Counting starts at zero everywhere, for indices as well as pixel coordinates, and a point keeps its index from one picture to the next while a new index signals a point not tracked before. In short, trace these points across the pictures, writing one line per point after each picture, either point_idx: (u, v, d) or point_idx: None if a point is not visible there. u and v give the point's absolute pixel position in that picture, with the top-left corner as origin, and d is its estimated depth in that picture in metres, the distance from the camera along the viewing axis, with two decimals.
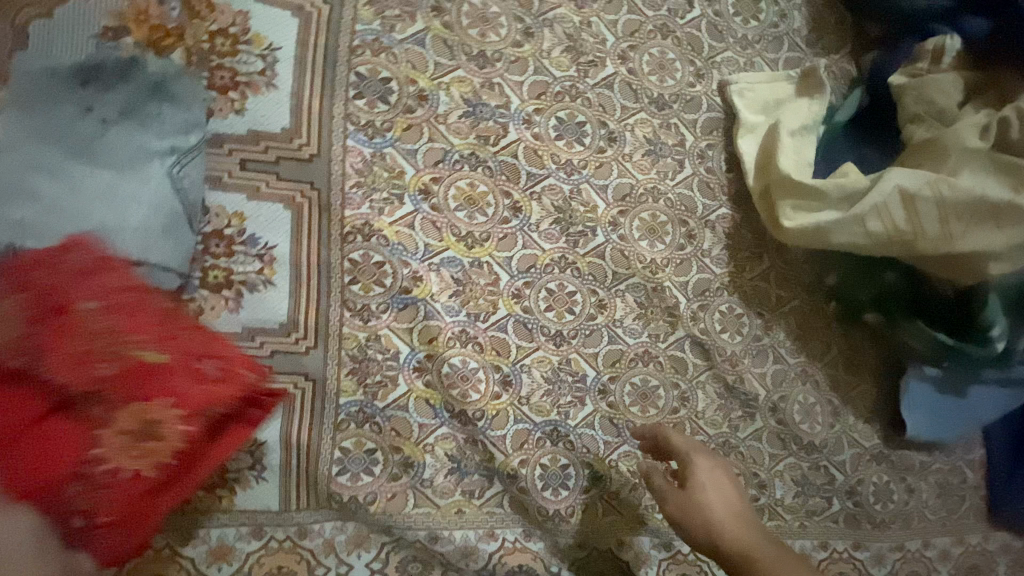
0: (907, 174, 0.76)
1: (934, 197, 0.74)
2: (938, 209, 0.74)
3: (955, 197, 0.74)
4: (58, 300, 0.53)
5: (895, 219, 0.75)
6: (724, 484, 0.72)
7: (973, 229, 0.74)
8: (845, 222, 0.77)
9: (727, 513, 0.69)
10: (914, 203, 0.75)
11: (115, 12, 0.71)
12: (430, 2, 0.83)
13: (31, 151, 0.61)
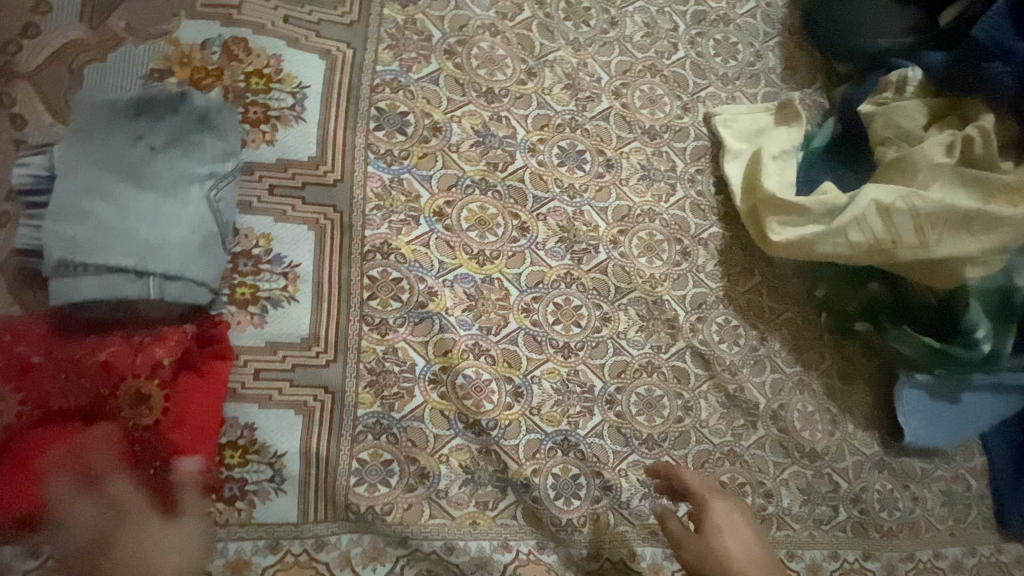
0: (882, 190, 0.83)
1: (908, 209, 0.80)
2: (913, 219, 0.80)
3: (930, 207, 0.80)
4: (20, 364, 0.67)
5: (874, 230, 0.81)
6: (741, 530, 0.72)
7: (949, 236, 0.79)
8: (828, 234, 0.83)
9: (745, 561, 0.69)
10: (889, 214, 0.81)
11: (161, 56, 0.78)
12: (443, 46, 0.91)
13: (86, 175, 0.67)
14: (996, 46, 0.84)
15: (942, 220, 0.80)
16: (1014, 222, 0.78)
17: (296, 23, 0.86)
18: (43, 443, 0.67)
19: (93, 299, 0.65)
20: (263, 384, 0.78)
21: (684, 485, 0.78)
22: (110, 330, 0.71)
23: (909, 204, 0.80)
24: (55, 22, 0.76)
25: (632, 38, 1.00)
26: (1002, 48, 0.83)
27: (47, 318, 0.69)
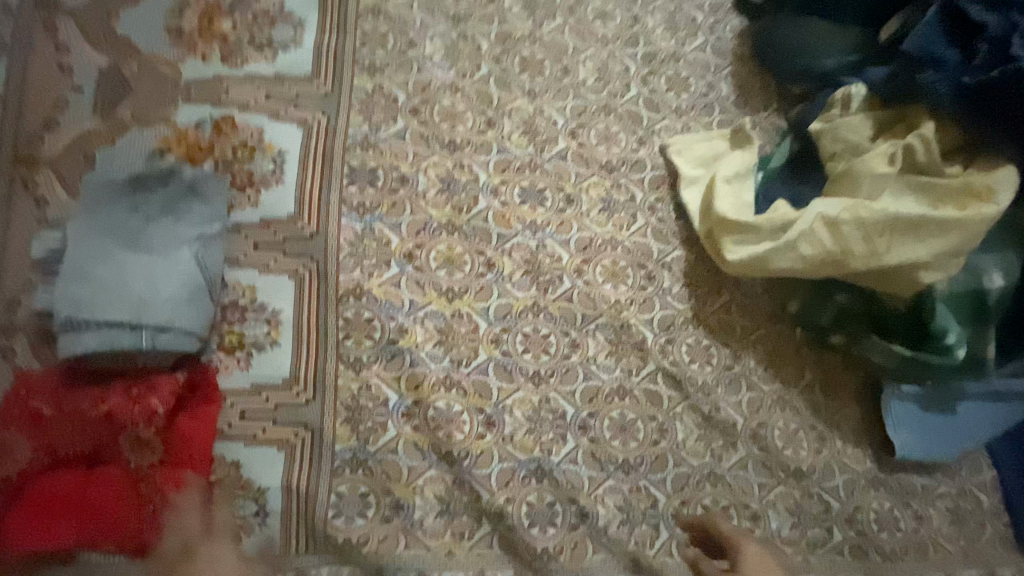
0: (829, 203, 0.84)
1: (855, 220, 0.81)
2: (861, 230, 0.81)
3: (876, 216, 0.81)
4: (33, 415, 0.75)
5: (824, 242, 0.83)
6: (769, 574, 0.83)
7: (898, 243, 0.80)
8: (779, 250, 0.85)
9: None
10: (837, 226, 0.82)
11: (161, 136, 0.90)
12: (408, 106, 1.00)
13: (91, 243, 0.77)
14: (929, 57, 0.84)
15: (889, 228, 0.80)
16: (960, 224, 0.78)
17: (276, 98, 0.96)
18: (58, 485, 0.74)
19: (94, 351, 0.74)
20: (248, 423, 0.84)
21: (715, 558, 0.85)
22: (110, 381, 0.78)
23: (855, 214, 0.81)
24: (72, 116, 0.88)
25: (586, 83, 1.07)
26: (935, 58, 0.83)
27: (54, 373, 0.77)
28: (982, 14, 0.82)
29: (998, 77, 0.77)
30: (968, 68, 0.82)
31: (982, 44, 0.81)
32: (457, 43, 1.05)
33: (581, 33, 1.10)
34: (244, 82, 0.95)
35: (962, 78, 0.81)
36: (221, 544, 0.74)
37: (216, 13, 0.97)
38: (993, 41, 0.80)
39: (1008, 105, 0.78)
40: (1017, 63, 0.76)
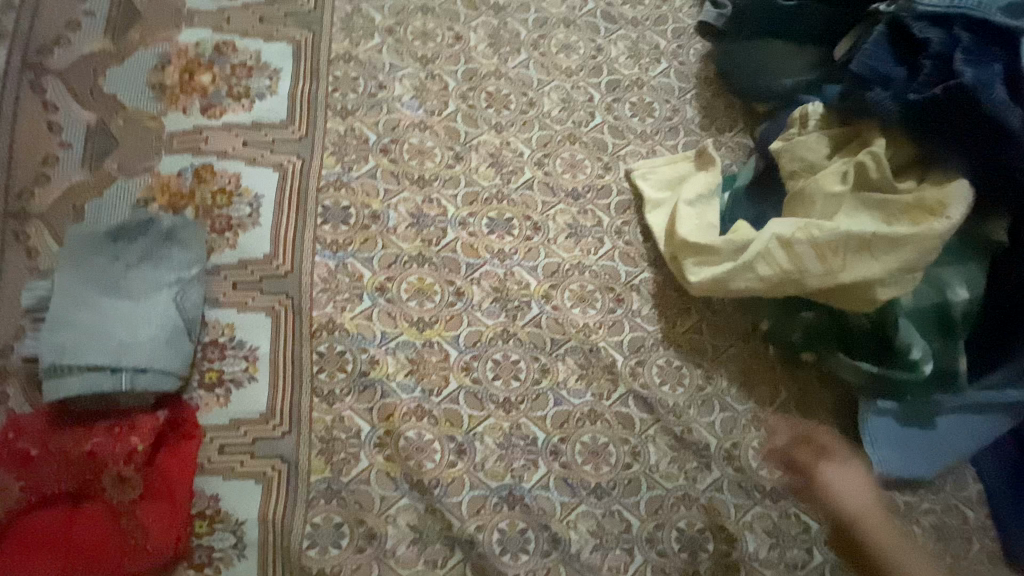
0: (783, 223, 0.85)
1: (808, 239, 0.82)
2: (815, 248, 0.82)
3: (828, 234, 0.81)
4: (22, 457, 0.79)
5: (780, 262, 0.84)
6: (858, 484, 0.83)
7: (852, 261, 0.81)
8: (737, 270, 0.86)
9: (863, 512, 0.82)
10: (791, 246, 0.83)
11: (145, 186, 0.96)
12: (379, 145, 1.05)
13: (75, 292, 0.83)
14: (876, 75, 0.86)
15: (842, 246, 0.81)
16: (913, 240, 0.79)
17: (253, 144, 1.01)
18: (44, 521, 0.78)
19: (78, 394, 0.79)
20: (227, 457, 0.87)
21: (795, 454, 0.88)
22: (95, 421, 0.83)
23: (808, 233, 0.82)
24: (61, 171, 0.95)
25: (551, 113, 1.11)
26: (881, 76, 0.86)
27: (43, 415, 0.82)
28: (925, 31, 0.84)
29: (941, 94, 0.79)
30: (913, 85, 0.83)
31: (926, 60, 0.82)
32: (426, 83, 1.09)
33: (545, 66, 1.14)
34: (222, 132, 1.01)
35: (909, 95, 0.83)
36: None
37: (196, 68, 1.04)
38: (937, 57, 0.82)
39: (953, 120, 0.79)
40: (958, 79, 0.77)
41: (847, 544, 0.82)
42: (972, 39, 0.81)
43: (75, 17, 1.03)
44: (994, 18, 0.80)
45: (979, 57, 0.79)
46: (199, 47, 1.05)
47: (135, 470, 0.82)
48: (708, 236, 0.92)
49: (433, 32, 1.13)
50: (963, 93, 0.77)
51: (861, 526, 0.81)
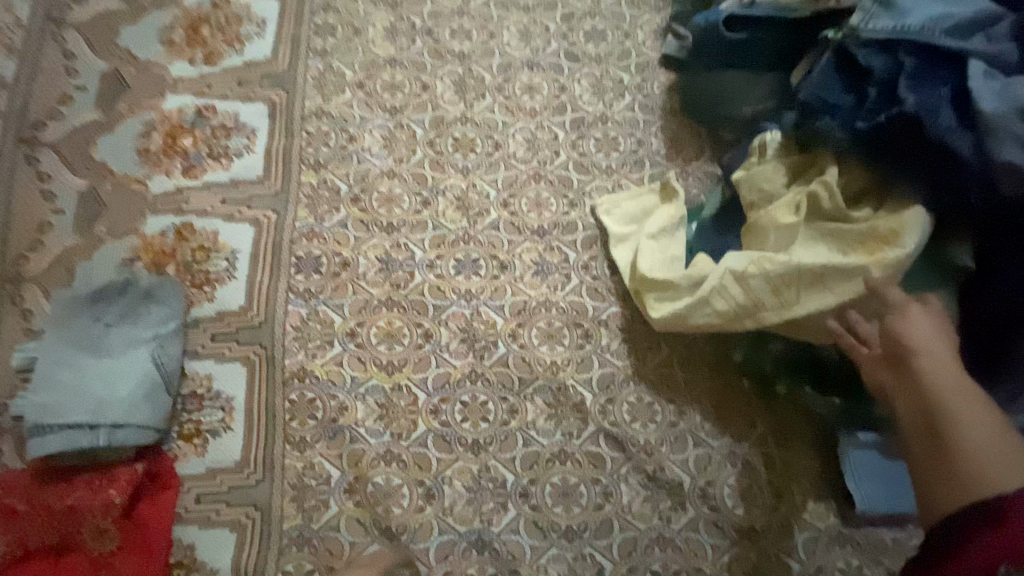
0: (738, 257, 0.86)
1: (761, 273, 0.82)
2: (768, 282, 0.82)
3: (781, 268, 0.82)
4: (8, 512, 0.83)
5: (735, 296, 0.84)
6: (942, 334, 0.68)
7: (806, 293, 0.82)
8: (695, 305, 0.86)
9: (943, 362, 0.64)
10: (745, 280, 0.83)
11: (131, 247, 1.02)
12: (350, 195, 1.09)
13: (60, 354, 0.88)
14: (825, 104, 0.85)
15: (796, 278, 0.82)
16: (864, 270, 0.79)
17: (231, 201, 1.07)
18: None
19: (58, 452, 0.83)
20: (203, 506, 0.88)
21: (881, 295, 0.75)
22: (77, 476, 0.86)
23: (761, 267, 0.83)
24: (54, 237, 1.01)
25: (516, 154, 1.13)
26: (827, 105, 0.84)
27: (28, 472, 0.86)
28: (869, 57, 0.83)
29: (886, 121, 0.77)
30: (860, 112, 0.82)
31: (871, 87, 0.82)
32: (394, 132, 1.14)
33: (510, 108, 1.17)
34: (202, 192, 1.07)
35: (857, 123, 0.81)
36: None
37: (179, 132, 1.11)
38: (881, 85, 0.81)
39: (902, 147, 0.78)
40: (901, 106, 0.76)
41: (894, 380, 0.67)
42: (917, 63, 0.80)
43: (68, 93, 1.12)
44: (937, 41, 0.79)
45: (925, 81, 0.78)
46: (181, 113, 1.13)
47: (113, 523, 0.85)
48: (672, 270, 0.92)
49: (400, 83, 1.18)
50: (907, 119, 0.76)
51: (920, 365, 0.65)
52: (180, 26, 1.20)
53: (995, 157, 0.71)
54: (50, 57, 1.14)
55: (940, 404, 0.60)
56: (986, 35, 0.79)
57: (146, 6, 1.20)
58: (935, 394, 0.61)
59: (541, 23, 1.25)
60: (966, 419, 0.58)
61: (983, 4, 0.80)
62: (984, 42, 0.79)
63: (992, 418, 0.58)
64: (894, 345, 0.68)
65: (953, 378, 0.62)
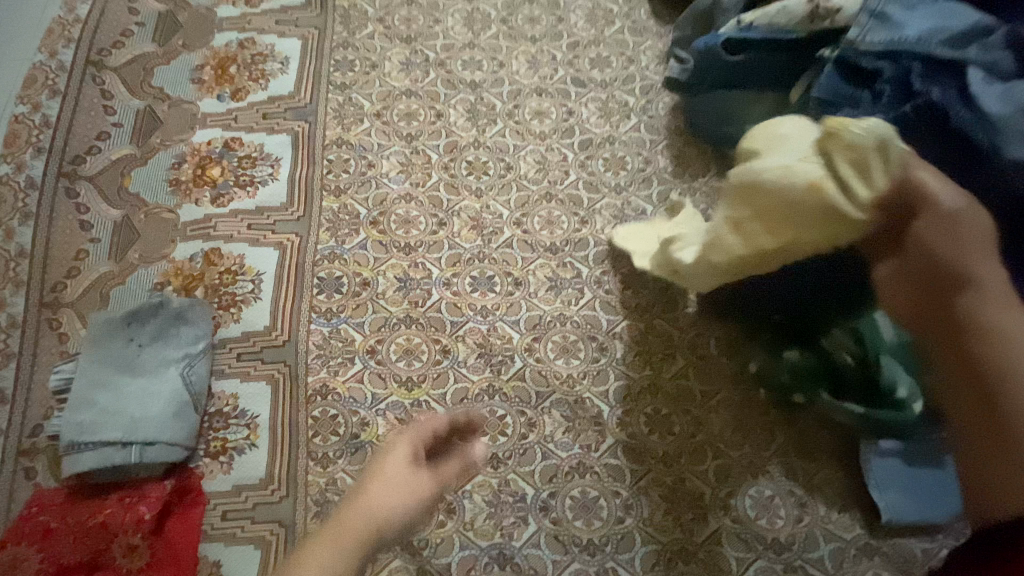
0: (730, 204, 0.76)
1: (753, 215, 0.72)
2: (762, 225, 0.72)
3: (774, 207, 0.70)
4: (42, 530, 0.85)
5: (728, 248, 0.76)
6: (967, 241, 0.59)
7: (803, 230, 0.70)
8: (688, 263, 0.82)
9: (994, 292, 0.57)
10: (737, 228, 0.74)
11: (162, 271, 1.07)
12: (369, 218, 1.13)
13: (96, 374, 0.93)
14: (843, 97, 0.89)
15: (785, 219, 0.70)
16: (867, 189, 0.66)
17: (256, 226, 1.12)
18: None
19: (93, 469, 0.87)
20: (229, 523, 0.90)
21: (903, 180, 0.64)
22: (109, 493, 0.89)
23: (754, 210, 0.72)
24: (90, 264, 1.07)
25: (527, 174, 1.18)
26: (846, 98, 0.89)
27: (62, 491, 0.89)
28: (875, 63, 0.87)
29: (908, 110, 0.78)
30: (880, 106, 0.84)
31: (884, 85, 0.85)
32: (411, 158, 1.19)
33: (520, 132, 1.22)
34: (229, 218, 1.12)
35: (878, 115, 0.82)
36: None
37: (208, 163, 1.17)
38: (893, 81, 0.84)
39: (924, 137, 0.77)
40: (925, 98, 0.77)
41: (929, 306, 0.60)
42: (926, 67, 0.82)
43: (105, 129, 1.19)
44: (936, 52, 0.81)
45: (937, 79, 0.80)
46: (210, 145, 1.19)
47: (143, 539, 0.86)
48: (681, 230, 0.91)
49: (416, 112, 1.24)
50: (929, 110, 0.76)
51: (954, 293, 0.58)
52: (210, 65, 1.27)
53: (1007, 153, 0.70)
54: (89, 97, 1.22)
55: (987, 362, 0.54)
56: (980, 45, 0.78)
57: (178, 49, 1.29)
58: (982, 342, 0.55)
59: (547, 52, 1.31)
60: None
61: (979, 18, 0.80)
62: (978, 52, 0.78)
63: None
64: (919, 258, 0.61)
65: (1003, 320, 0.55)
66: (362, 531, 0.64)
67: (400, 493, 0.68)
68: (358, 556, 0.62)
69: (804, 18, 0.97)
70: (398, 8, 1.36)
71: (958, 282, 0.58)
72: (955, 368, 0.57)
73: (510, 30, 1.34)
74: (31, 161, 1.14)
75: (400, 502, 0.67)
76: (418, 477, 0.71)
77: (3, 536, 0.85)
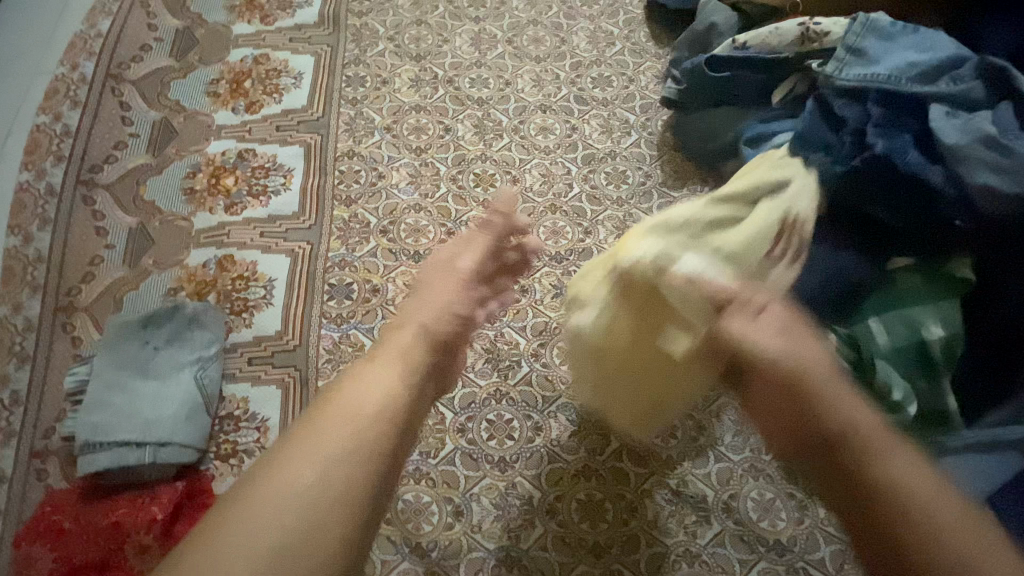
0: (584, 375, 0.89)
1: (607, 379, 0.86)
2: (621, 381, 0.85)
3: (615, 367, 0.84)
4: (57, 530, 0.87)
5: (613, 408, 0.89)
6: (783, 380, 0.69)
7: (655, 373, 0.83)
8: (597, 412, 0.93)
9: (859, 430, 0.64)
10: (604, 391, 0.88)
11: (175, 277, 1.09)
12: (379, 227, 1.16)
13: (110, 376, 0.95)
14: (819, 141, 0.94)
15: (637, 371, 0.83)
16: (680, 329, 0.77)
17: (268, 234, 1.14)
18: None
19: (106, 469, 0.88)
20: None
21: (714, 327, 0.75)
22: (123, 493, 0.90)
23: (605, 375, 0.86)
24: (104, 269, 1.09)
25: (533, 187, 1.22)
26: (819, 143, 0.94)
27: (75, 490, 0.90)
28: (845, 108, 0.96)
29: (863, 163, 0.88)
30: (841, 153, 0.92)
31: (847, 134, 0.93)
32: (420, 170, 1.23)
33: (526, 146, 1.27)
34: (242, 226, 1.15)
35: (836, 167, 0.90)
36: (371, 369, 0.70)
37: (222, 173, 1.21)
38: (855, 131, 0.93)
39: (882, 181, 0.88)
40: (873, 150, 0.88)
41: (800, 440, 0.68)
42: (884, 113, 0.93)
43: (122, 139, 1.22)
44: (909, 90, 0.93)
45: (890, 128, 0.91)
46: (224, 155, 1.23)
47: (153, 540, 0.87)
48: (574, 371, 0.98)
49: (425, 126, 1.28)
50: (880, 160, 0.87)
51: (810, 428, 0.67)
52: (225, 79, 1.32)
53: (974, 179, 0.84)
54: (108, 108, 1.25)
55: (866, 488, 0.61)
56: (952, 78, 0.93)
57: (195, 63, 1.33)
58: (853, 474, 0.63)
59: (551, 71, 1.37)
60: (925, 517, 0.57)
61: (945, 55, 0.95)
62: (949, 84, 0.93)
63: (949, 504, 0.58)
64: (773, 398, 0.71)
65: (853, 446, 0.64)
66: (407, 342, 0.75)
67: (428, 307, 0.80)
68: (413, 355, 0.73)
69: (793, 41, 1.06)
70: (408, 27, 1.42)
71: (806, 418, 0.67)
72: (850, 504, 0.62)
73: (515, 50, 1.40)
74: (51, 169, 1.17)
75: (437, 313, 0.79)
76: (439, 292, 0.82)
77: (18, 534, 0.87)
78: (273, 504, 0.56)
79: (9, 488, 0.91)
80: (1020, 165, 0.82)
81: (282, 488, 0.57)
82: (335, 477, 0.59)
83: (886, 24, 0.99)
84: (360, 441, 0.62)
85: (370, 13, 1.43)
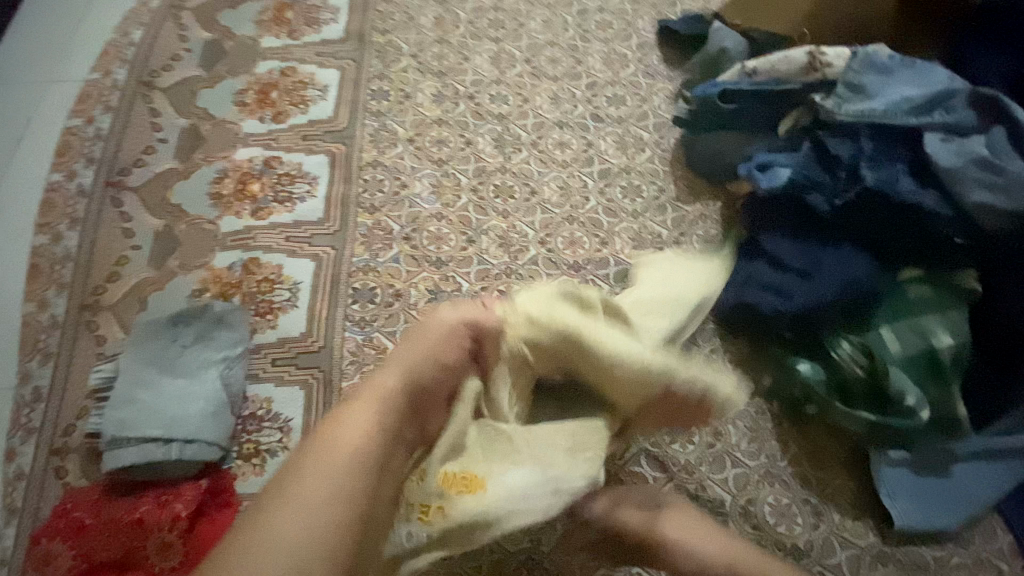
0: None
1: None
2: None
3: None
4: (76, 528, 0.87)
5: None
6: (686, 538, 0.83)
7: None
8: None
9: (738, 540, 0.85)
10: None
11: (200, 278, 1.11)
12: (402, 234, 1.19)
13: (137, 373, 0.96)
14: (810, 180, 1.03)
15: None
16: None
17: (293, 239, 1.17)
18: None
19: (131, 464, 0.89)
20: None
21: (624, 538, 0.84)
22: (144, 491, 0.90)
23: None
24: (131, 269, 1.10)
25: (551, 199, 1.26)
26: (814, 182, 1.02)
27: (96, 488, 0.90)
28: (838, 147, 1.03)
29: (856, 197, 0.97)
30: (837, 188, 1.00)
31: (843, 170, 1.01)
32: (441, 180, 1.27)
33: (544, 160, 1.31)
34: (268, 230, 1.17)
35: (835, 200, 0.99)
36: (369, 400, 0.70)
37: (248, 178, 1.24)
38: (850, 167, 1.01)
39: (877, 211, 0.97)
40: (864, 184, 0.96)
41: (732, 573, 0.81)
42: (875, 146, 1.02)
43: (151, 144, 1.25)
44: (904, 121, 1.01)
45: (883, 160, 1.00)
46: (251, 162, 1.26)
47: (175, 538, 0.87)
48: None
49: (446, 139, 1.33)
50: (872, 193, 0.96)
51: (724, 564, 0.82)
52: (252, 90, 1.36)
53: (969, 198, 0.92)
54: (138, 114, 1.29)
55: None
56: (944, 108, 1.00)
57: (223, 74, 1.37)
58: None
59: (568, 90, 1.43)
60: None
61: (941, 85, 1.01)
62: (943, 114, 1.00)
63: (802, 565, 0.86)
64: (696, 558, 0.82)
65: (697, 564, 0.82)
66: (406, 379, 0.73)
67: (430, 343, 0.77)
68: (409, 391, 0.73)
69: (801, 69, 1.13)
70: (430, 45, 1.47)
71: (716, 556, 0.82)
72: None
73: (534, 69, 1.45)
74: (82, 171, 1.20)
75: (436, 347, 0.77)
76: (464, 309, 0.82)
77: (37, 530, 0.87)
78: (272, 540, 0.57)
79: (31, 483, 0.90)
80: (1013, 184, 0.89)
81: (292, 519, 0.58)
82: (338, 517, 0.60)
83: (885, 58, 1.07)
84: (358, 473, 0.64)
85: (394, 31, 1.49)
